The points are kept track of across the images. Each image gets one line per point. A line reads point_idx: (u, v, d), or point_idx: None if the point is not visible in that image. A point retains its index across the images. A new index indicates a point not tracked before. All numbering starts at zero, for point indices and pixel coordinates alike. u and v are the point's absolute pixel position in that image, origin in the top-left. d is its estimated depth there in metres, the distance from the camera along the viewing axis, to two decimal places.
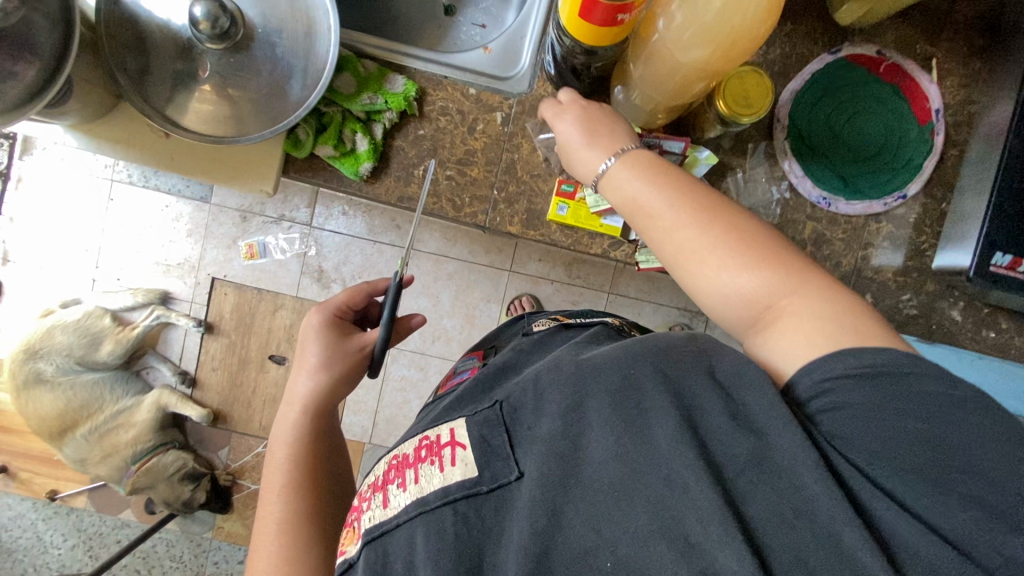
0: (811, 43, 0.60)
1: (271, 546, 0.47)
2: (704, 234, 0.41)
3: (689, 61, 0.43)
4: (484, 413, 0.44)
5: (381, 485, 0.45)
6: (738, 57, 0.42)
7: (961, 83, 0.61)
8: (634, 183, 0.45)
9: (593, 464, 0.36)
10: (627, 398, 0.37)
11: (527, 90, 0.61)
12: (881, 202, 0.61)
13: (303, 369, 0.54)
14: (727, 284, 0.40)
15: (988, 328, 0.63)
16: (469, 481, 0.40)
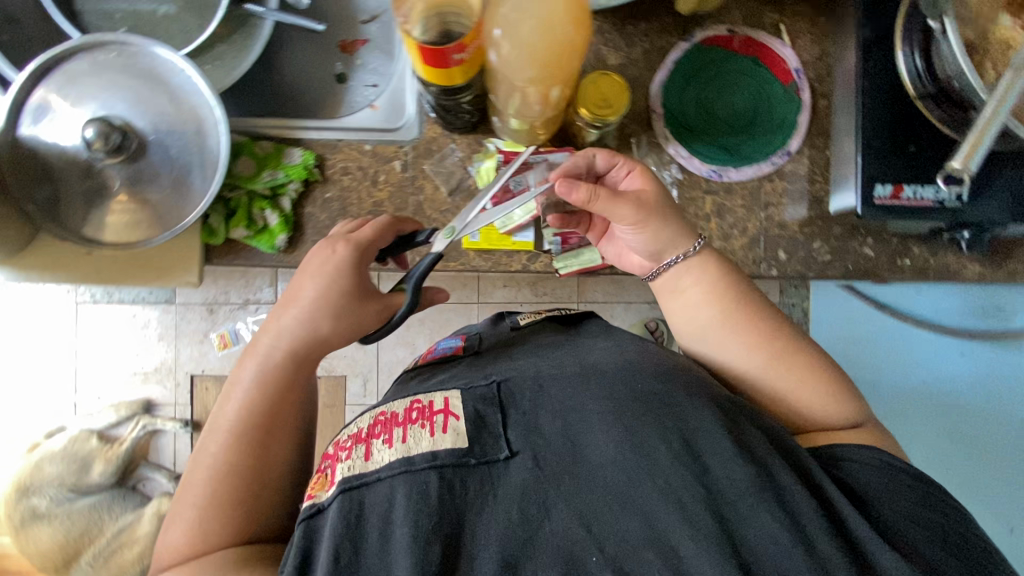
0: (666, 36, 0.65)
1: (202, 490, 0.47)
2: (756, 335, 0.54)
3: (529, 79, 0.45)
4: (480, 390, 0.47)
5: (365, 437, 0.45)
6: (566, 65, 0.45)
7: (812, 41, 0.65)
8: (688, 272, 0.56)
9: (587, 462, 0.42)
10: (635, 411, 0.43)
11: (417, 135, 0.64)
12: (768, 162, 0.64)
13: (299, 308, 0.52)
14: (803, 402, 0.52)
15: (902, 256, 0.65)
16: (459, 451, 0.42)
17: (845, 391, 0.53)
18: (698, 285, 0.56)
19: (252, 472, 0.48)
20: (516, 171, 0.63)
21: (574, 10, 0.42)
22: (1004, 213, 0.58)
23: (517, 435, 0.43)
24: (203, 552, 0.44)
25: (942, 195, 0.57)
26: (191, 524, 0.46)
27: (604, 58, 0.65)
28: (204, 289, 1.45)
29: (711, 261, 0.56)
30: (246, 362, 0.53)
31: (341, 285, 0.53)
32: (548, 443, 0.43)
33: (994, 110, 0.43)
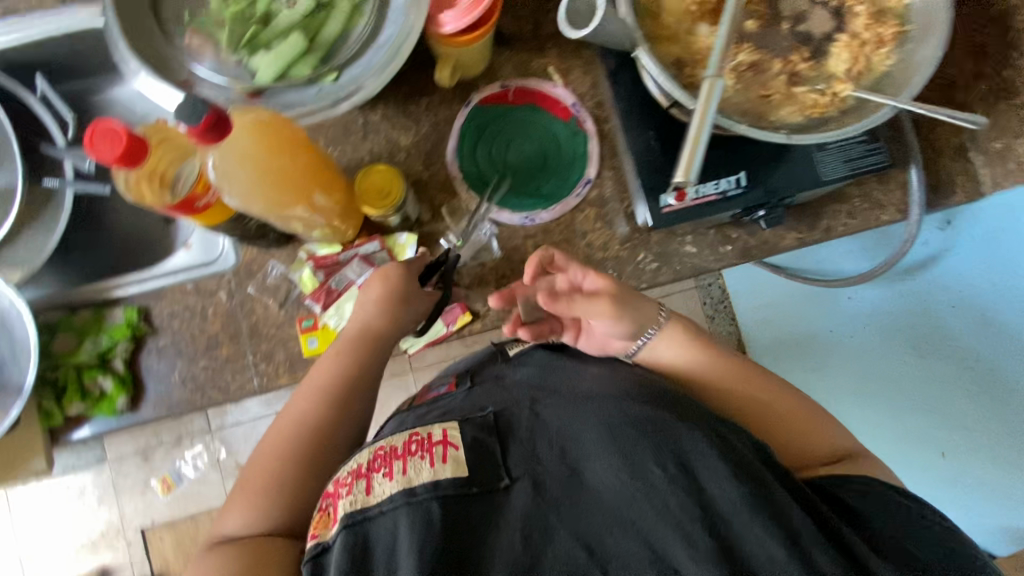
0: (448, 104, 0.68)
1: (278, 444, 0.57)
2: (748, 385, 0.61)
3: (274, 201, 0.48)
4: (478, 420, 0.51)
5: (365, 472, 0.46)
6: (298, 177, 0.49)
7: (582, 73, 0.69)
8: (666, 343, 0.63)
9: (585, 487, 0.45)
10: (629, 434, 0.46)
11: (235, 260, 0.65)
12: (573, 194, 0.68)
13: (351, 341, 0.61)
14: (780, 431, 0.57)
15: (723, 243, 0.68)
16: (460, 480, 0.45)
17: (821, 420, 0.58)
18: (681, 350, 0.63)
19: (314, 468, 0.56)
20: (333, 270, 0.63)
21: (273, 133, 0.47)
22: (786, 188, 0.61)
23: (518, 463, 0.47)
24: (260, 507, 0.54)
25: (724, 187, 0.61)
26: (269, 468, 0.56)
27: (397, 140, 0.68)
28: (134, 438, 1.39)
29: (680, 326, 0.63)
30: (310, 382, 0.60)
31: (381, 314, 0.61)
32: (548, 471, 0.46)
33: (699, 119, 0.46)
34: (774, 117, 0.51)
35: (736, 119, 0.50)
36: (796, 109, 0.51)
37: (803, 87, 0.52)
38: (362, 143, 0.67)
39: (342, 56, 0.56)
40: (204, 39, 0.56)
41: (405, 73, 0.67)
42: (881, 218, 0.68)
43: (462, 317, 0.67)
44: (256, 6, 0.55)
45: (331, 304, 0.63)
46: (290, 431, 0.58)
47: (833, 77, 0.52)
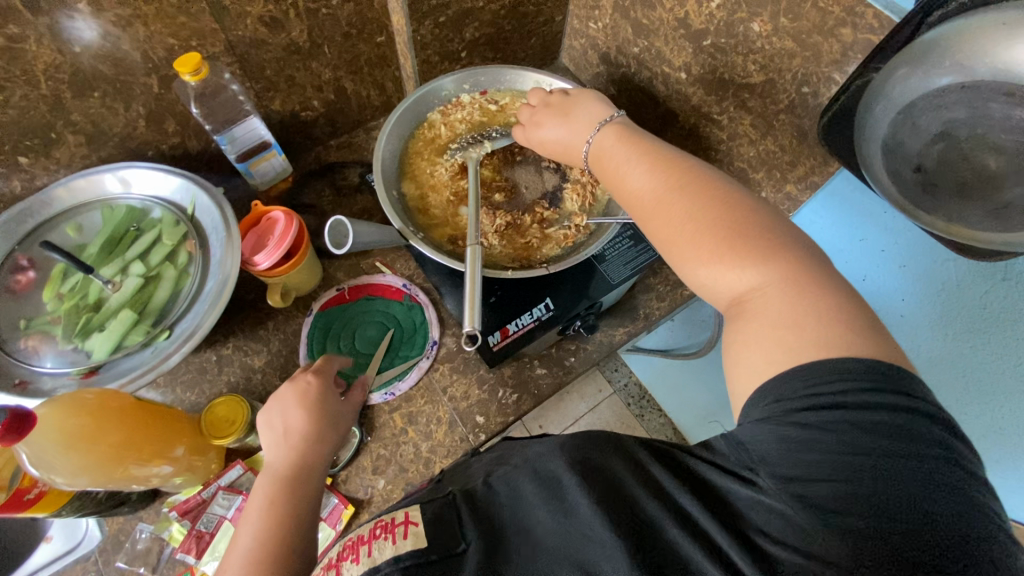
0: (294, 319, 0.76)
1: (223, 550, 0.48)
2: (683, 206, 0.49)
3: (107, 466, 0.51)
4: (440, 499, 0.47)
5: (335, 562, 0.47)
6: (128, 437, 0.52)
7: (404, 260, 0.81)
8: (603, 146, 0.58)
9: (531, 540, 0.42)
10: (560, 485, 0.43)
11: (100, 535, 0.63)
12: (424, 358, 0.74)
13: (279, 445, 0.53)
14: (677, 239, 0.48)
15: (566, 356, 0.76)
16: (420, 550, 0.41)
17: (771, 264, 0.44)
18: (615, 151, 0.56)
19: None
20: (201, 512, 0.62)
21: (95, 408, 0.50)
22: (590, 298, 0.72)
23: (474, 528, 0.43)
24: None
25: (537, 314, 0.70)
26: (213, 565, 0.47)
27: (253, 364, 0.74)
28: None
29: (615, 133, 0.57)
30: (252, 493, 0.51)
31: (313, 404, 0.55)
32: (503, 533, 0.43)
33: (472, 277, 0.57)
34: (538, 256, 0.64)
35: (502, 268, 0.62)
36: (554, 245, 0.64)
37: (553, 227, 0.65)
38: (219, 377, 0.72)
39: (172, 314, 0.63)
40: (40, 338, 0.61)
41: (249, 306, 0.76)
42: (683, 293, 0.80)
43: (347, 513, 0.66)
44: (87, 296, 0.64)
45: (202, 550, 0.61)
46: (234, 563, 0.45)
47: (572, 213, 0.66)
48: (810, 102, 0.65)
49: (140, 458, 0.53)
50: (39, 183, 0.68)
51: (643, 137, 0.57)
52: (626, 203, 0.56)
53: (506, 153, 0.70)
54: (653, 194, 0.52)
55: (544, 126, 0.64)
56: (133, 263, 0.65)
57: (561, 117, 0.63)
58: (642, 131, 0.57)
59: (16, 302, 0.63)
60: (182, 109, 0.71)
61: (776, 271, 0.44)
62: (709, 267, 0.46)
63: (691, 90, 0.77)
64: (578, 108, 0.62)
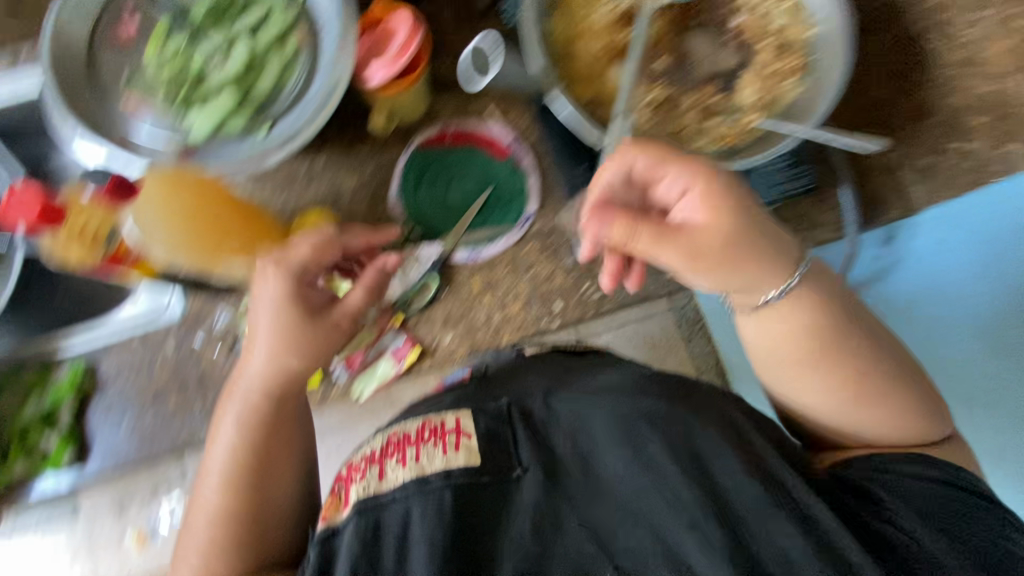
0: (389, 149, 0.70)
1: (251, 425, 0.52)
2: (829, 376, 0.46)
3: (203, 250, 0.50)
4: (492, 410, 0.50)
5: (377, 457, 0.46)
6: (226, 228, 0.51)
7: (518, 114, 0.71)
8: (777, 321, 0.45)
9: (594, 477, 0.45)
10: (650, 430, 0.45)
11: (182, 309, 0.65)
12: (515, 228, 0.69)
13: (263, 345, 0.52)
14: (809, 404, 0.48)
15: (666, 268, 0.69)
16: (472, 467, 0.45)
17: (905, 422, 0.47)
18: (770, 337, 0.46)
19: (256, 480, 0.51)
20: None
21: (197, 191, 0.49)
22: None
23: (529, 451, 0.47)
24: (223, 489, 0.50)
25: None
26: (238, 441, 0.52)
27: (341, 185, 0.70)
28: None
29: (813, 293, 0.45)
30: (225, 406, 0.54)
31: (293, 308, 0.52)
32: (560, 462, 0.46)
33: (611, 157, 0.49)
34: (687, 149, 0.53)
35: (644, 153, 0.53)
36: (709, 142, 0.54)
37: (714, 119, 0.55)
38: (307, 189, 0.69)
39: (276, 111, 0.58)
40: (141, 97, 0.58)
41: (348, 121, 0.70)
42: None
43: (411, 356, 0.67)
44: (190, 67, 0.58)
45: None
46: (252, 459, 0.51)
47: (742, 108, 0.55)
48: None
49: (236, 252, 0.52)
50: None
51: (829, 295, 0.46)
52: (761, 339, 0.47)
53: (685, 10, 0.56)
54: (785, 359, 0.47)
55: (657, 251, 0.42)
56: (239, 39, 0.58)
57: (731, 222, 0.42)
58: (825, 296, 0.46)
59: (122, 54, 0.59)
60: None
61: (901, 430, 0.47)
62: (833, 426, 0.48)
63: None
64: (740, 241, 0.42)
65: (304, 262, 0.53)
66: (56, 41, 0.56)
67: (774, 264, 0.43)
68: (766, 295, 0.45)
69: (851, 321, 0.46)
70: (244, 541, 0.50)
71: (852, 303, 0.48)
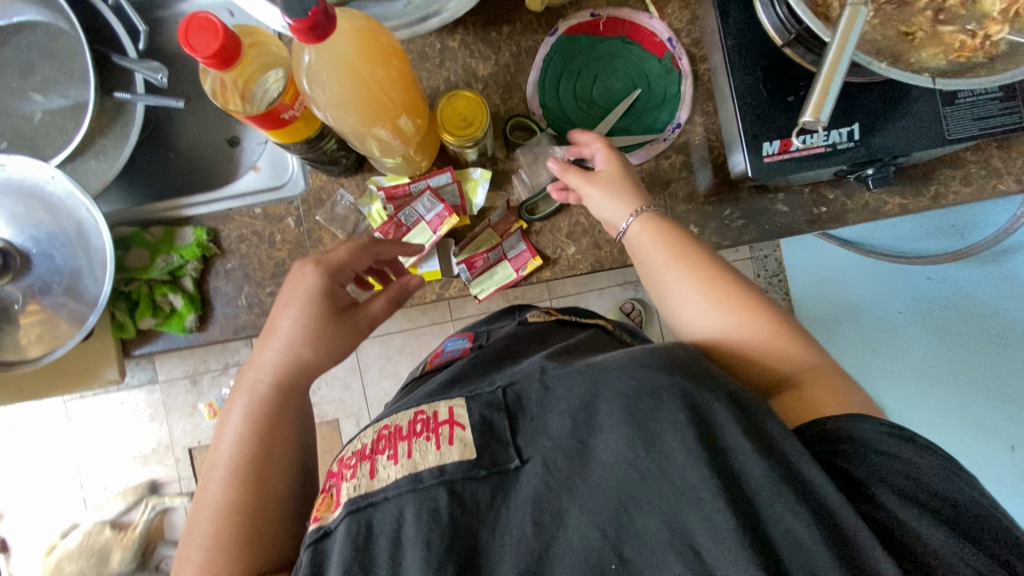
0: (532, 35, 0.63)
1: (264, 410, 0.49)
2: (704, 288, 0.49)
3: (359, 114, 0.45)
4: (486, 396, 0.45)
5: (369, 454, 0.44)
6: (386, 90, 0.45)
7: (679, 8, 0.63)
8: (646, 234, 0.52)
9: (597, 465, 0.39)
10: (646, 406, 0.38)
11: (305, 186, 0.63)
12: (661, 138, 0.63)
13: (283, 341, 0.50)
14: (710, 330, 0.48)
15: (817, 204, 0.63)
16: (467, 463, 0.41)
17: (798, 344, 0.45)
18: (653, 243, 0.52)
19: (257, 479, 0.46)
20: (404, 204, 0.61)
21: (362, 39, 0.43)
22: (906, 144, 0.55)
23: (526, 441, 0.42)
24: (224, 482, 0.46)
25: (833, 139, 0.55)
26: (240, 428, 0.48)
27: (475, 70, 0.64)
28: (167, 366, 1.33)
29: (657, 221, 0.52)
30: (234, 398, 0.50)
31: (321, 304, 0.50)
32: (560, 447, 0.41)
33: (837, 53, 0.42)
34: (913, 59, 0.46)
35: (869, 52, 0.45)
36: (939, 52, 0.46)
37: (951, 26, 0.46)
38: (439, 71, 0.63)
39: None
40: None
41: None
42: (998, 187, 0.62)
43: (534, 263, 0.63)
44: None
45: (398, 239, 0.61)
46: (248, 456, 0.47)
47: (986, 16, 0.46)
48: None
49: (390, 120, 0.47)
50: None
51: (680, 228, 0.53)
52: (657, 279, 0.52)
53: None
54: (666, 262, 0.51)
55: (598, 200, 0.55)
56: None
57: (607, 182, 0.54)
58: (676, 230, 0.52)
59: None
60: None
61: (801, 361, 0.45)
62: (729, 358, 0.47)
63: None
64: (626, 185, 0.54)
65: (342, 263, 0.51)
66: None
67: (631, 199, 0.54)
68: (625, 219, 0.53)
69: (702, 245, 0.52)
70: (246, 542, 0.44)
71: (703, 244, 0.52)
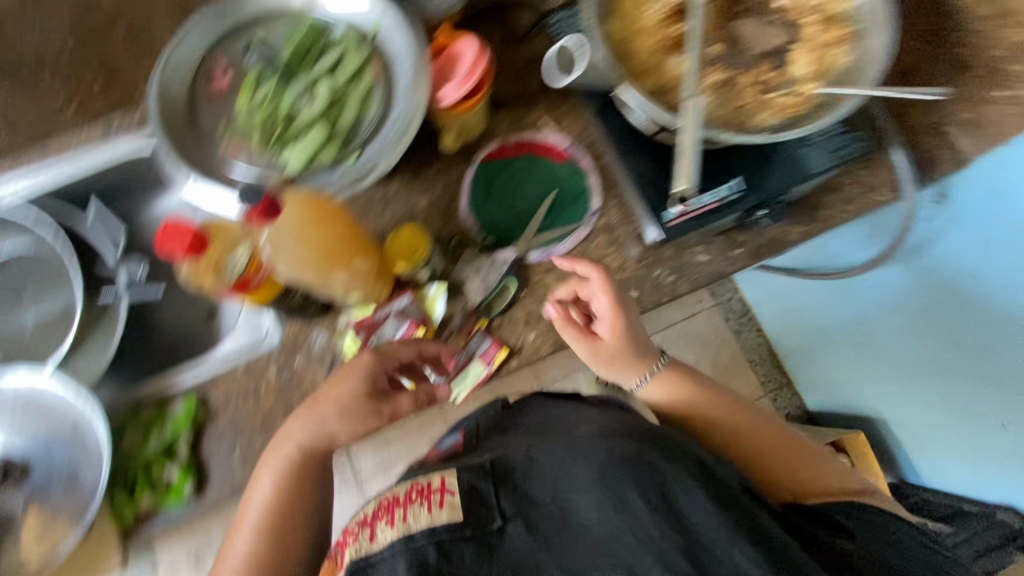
0: (456, 167, 0.74)
1: (286, 485, 0.62)
2: (713, 428, 0.68)
3: (318, 266, 0.53)
4: (478, 467, 0.55)
5: (370, 520, 0.52)
6: (340, 243, 0.54)
7: (571, 120, 0.75)
8: (657, 390, 0.70)
9: (575, 523, 0.49)
10: (624, 473, 0.49)
11: (280, 336, 0.69)
12: (583, 225, 0.72)
13: (307, 425, 0.61)
14: (739, 454, 0.66)
15: (732, 247, 0.71)
16: (456, 524, 0.49)
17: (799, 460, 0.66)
18: (665, 397, 0.70)
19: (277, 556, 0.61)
20: (374, 331, 0.67)
21: (314, 209, 0.52)
22: (781, 185, 0.65)
23: (510, 503, 0.51)
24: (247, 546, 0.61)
25: (722, 194, 0.65)
26: (268, 495, 0.62)
27: (414, 205, 0.74)
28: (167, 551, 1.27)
29: (669, 377, 0.70)
30: (263, 468, 0.63)
31: (364, 390, 0.61)
32: (537, 510, 0.50)
33: (689, 134, 0.52)
34: (752, 124, 0.57)
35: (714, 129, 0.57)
36: (770, 114, 0.57)
37: (773, 93, 0.58)
38: (383, 212, 0.73)
39: (361, 138, 0.63)
40: (239, 142, 0.63)
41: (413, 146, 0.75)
42: (876, 199, 0.72)
43: (500, 355, 0.68)
44: (279, 108, 0.64)
45: None
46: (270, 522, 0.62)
47: (798, 79, 0.58)
48: None
49: (346, 266, 0.55)
50: None
51: (684, 372, 0.71)
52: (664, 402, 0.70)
53: None
54: (681, 408, 0.69)
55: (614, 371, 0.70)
56: (321, 79, 0.65)
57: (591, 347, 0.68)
58: (680, 375, 0.70)
59: (214, 106, 0.65)
60: None
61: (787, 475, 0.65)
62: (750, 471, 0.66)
63: None
64: (629, 354, 0.69)
65: (372, 371, 0.61)
66: (161, 101, 0.63)
67: (642, 360, 0.70)
68: (637, 380, 0.70)
69: (707, 386, 0.71)
70: None
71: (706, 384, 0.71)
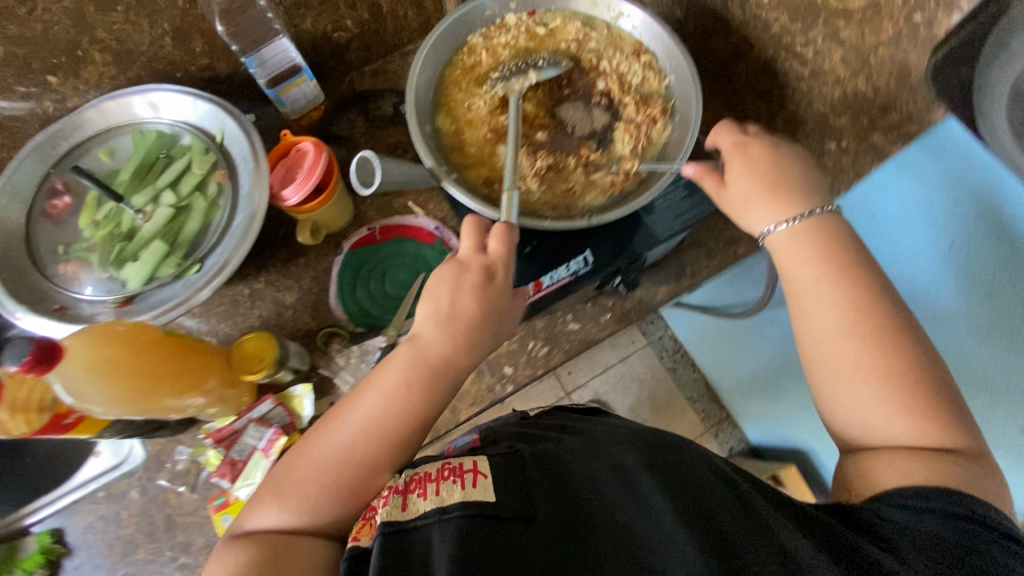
0: (325, 257, 0.74)
1: (330, 463, 0.46)
2: (851, 331, 0.46)
3: (136, 396, 0.52)
4: (503, 456, 0.44)
5: (399, 491, 0.41)
6: (156, 366, 0.53)
7: (438, 201, 0.76)
8: (796, 244, 0.50)
9: (612, 520, 0.40)
10: (670, 484, 0.42)
11: (144, 454, 0.66)
12: None
13: (376, 395, 0.48)
14: (863, 371, 0.45)
15: (601, 312, 0.72)
16: (487, 505, 0.39)
17: (941, 405, 0.43)
18: (804, 251, 0.49)
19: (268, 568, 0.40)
20: (235, 441, 0.64)
21: (119, 336, 0.51)
22: (632, 255, 0.67)
23: (549, 495, 0.41)
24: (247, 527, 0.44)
25: (574, 268, 0.66)
26: (312, 468, 0.46)
27: (284, 299, 0.73)
28: None
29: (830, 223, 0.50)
30: (326, 424, 0.48)
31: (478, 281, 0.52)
32: (579, 507, 0.41)
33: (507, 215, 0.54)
34: (580, 203, 0.59)
35: (538, 217, 0.57)
36: (598, 192, 0.59)
37: (599, 172, 0.60)
38: (252, 310, 0.72)
39: (203, 247, 0.62)
40: (80, 262, 0.62)
41: (280, 241, 0.74)
42: (737, 251, 0.74)
43: None
44: (122, 225, 0.63)
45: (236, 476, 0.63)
46: (323, 481, 0.45)
47: (622, 157, 0.60)
48: (922, 34, 0.54)
49: (171, 388, 0.54)
50: (70, 105, 0.67)
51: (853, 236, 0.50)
52: (814, 342, 0.48)
53: (552, 82, 0.63)
54: (819, 277, 0.48)
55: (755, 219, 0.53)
56: (164, 192, 0.64)
57: (764, 174, 0.53)
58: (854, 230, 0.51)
59: (56, 226, 0.63)
60: (209, 26, 0.67)
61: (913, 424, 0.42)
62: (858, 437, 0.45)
63: (774, 15, 0.68)
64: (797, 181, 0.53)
65: (444, 358, 0.50)
66: None
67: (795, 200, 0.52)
68: (780, 225, 0.51)
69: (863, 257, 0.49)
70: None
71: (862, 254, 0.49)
